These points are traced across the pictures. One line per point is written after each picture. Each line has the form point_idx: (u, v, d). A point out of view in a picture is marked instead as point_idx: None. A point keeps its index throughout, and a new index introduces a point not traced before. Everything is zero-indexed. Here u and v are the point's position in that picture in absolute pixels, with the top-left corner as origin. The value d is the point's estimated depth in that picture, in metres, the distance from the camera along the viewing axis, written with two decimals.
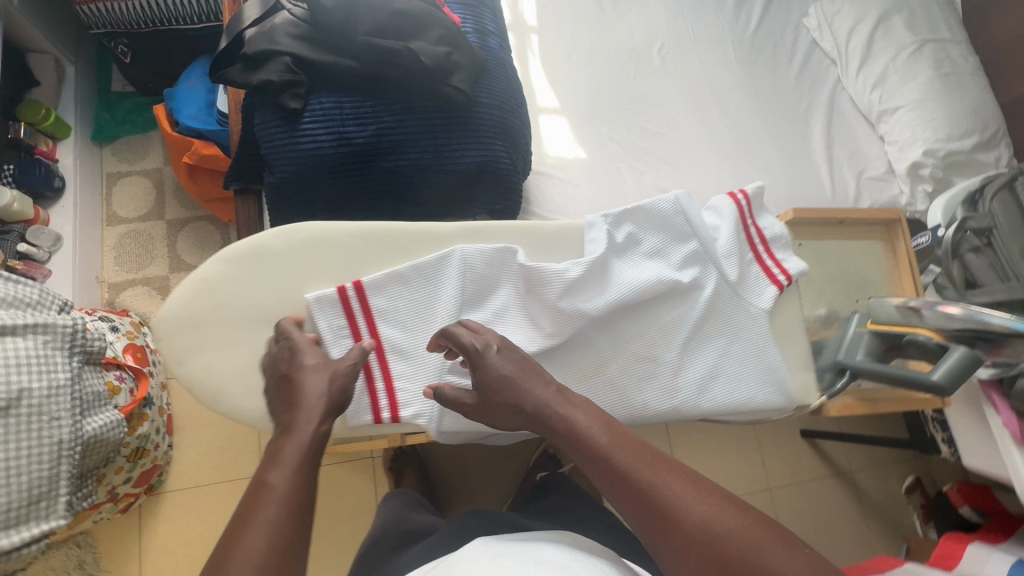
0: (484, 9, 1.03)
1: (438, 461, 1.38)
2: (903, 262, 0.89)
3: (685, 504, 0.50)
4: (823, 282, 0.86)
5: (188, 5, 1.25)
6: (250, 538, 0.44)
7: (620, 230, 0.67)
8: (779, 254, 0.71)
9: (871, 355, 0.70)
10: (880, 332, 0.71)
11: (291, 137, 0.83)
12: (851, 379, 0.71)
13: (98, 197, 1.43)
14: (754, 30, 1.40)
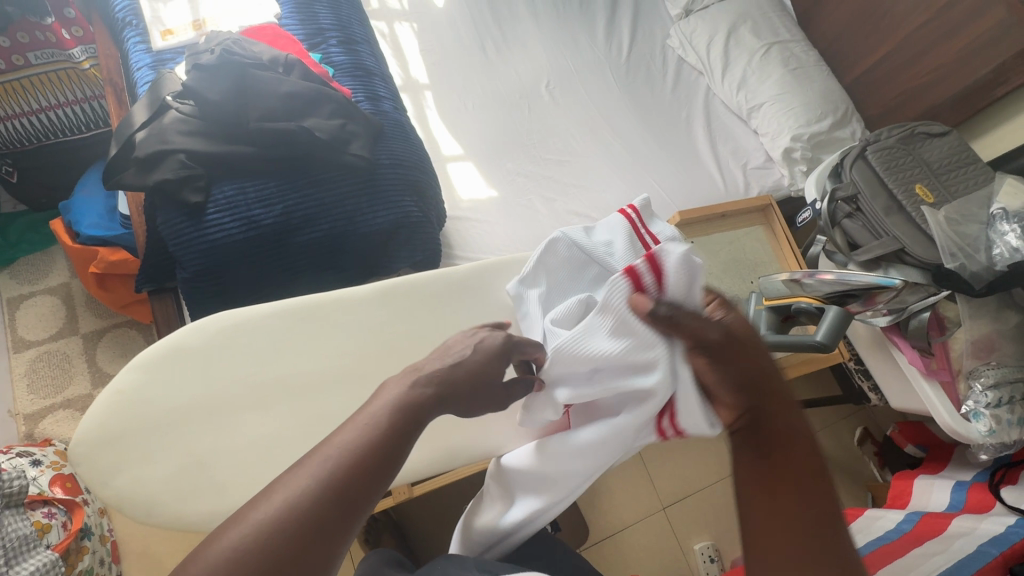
0: (373, 77, 1.09)
1: (413, 521, 1.35)
2: (784, 240, 1.03)
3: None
4: (719, 269, 0.99)
5: (74, 116, 1.24)
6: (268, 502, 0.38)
7: (534, 283, 0.71)
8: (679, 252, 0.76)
9: (772, 328, 0.79)
10: (773, 306, 0.79)
11: (197, 231, 0.84)
12: None
13: (1, 325, 1.34)
14: (627, 55, 1.54)
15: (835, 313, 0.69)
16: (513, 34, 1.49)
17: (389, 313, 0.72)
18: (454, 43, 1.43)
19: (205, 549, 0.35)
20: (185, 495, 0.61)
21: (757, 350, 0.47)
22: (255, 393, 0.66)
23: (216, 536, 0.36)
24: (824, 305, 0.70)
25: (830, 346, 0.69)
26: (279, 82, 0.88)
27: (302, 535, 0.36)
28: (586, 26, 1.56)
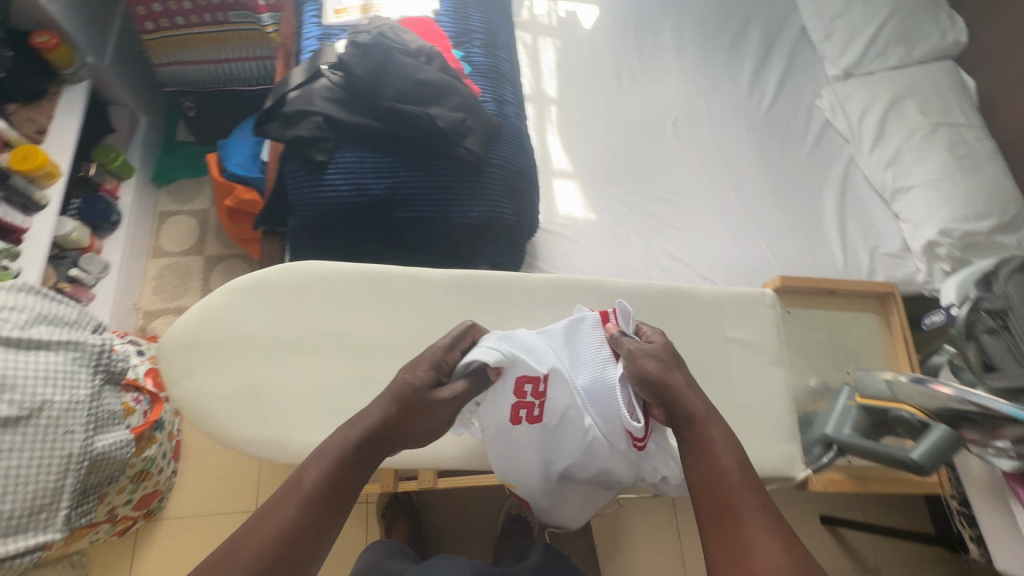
0: (504, 82, 1.13)
1: (431, 511, 1.36)
2: (899, 338, 0.92)
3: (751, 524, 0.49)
4: (811, 350, 0.92)
5: (249, 70, 1.43)
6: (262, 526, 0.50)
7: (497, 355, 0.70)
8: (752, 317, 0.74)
9: (858, 430, 0.77)
10: (867, 407, 0.78)
11: (313, 186, 0.92)
12: (837, 454, 0.77)
13: (149, 232, 1.57)
14: (768, 108, 1.45)
15: (941, 435, 0.68)
16: (653, 65, 1.48)
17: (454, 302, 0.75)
18: (591, 65, 1.44)
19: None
20: (231, 412, 0.67)
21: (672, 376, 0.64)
22: (321, 340, 0.71)
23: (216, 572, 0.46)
24: (931, 423, 0.69)
25: (925, 469, 0.68)
26: (416, 69, 0.94)
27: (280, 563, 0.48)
28: (731, 71, 1.50)
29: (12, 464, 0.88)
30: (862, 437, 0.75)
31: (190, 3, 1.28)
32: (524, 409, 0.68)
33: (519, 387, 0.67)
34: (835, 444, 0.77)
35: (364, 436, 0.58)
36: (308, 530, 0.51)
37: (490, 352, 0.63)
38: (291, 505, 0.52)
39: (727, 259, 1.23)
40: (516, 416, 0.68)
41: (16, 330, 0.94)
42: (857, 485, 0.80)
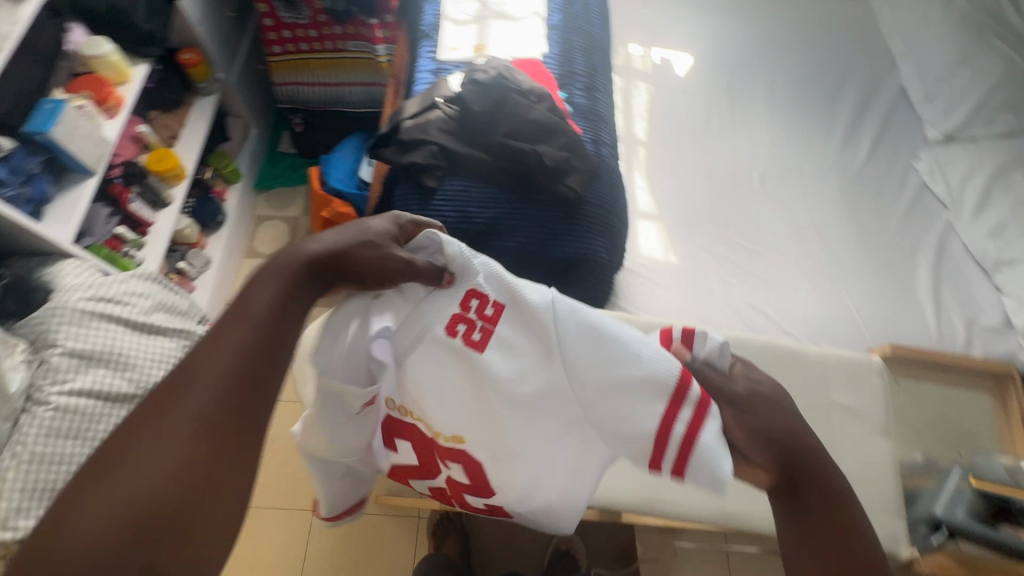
0: (602, 123, 1.17)
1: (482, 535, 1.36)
2: (1016, 422, 0.93)
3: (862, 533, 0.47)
4: (918, 427, 0.95)
5: (357, 94, 1.54)
6: (187, 401, 0.42)
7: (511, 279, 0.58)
8: (858, 381, 0.72)
9: (975, 515, 0.73)
10: (983, 492, 0.74)
11: (422, 209, 0.98)
12: (948, 537, 0.74)
13: (246, 234, 1.69)
14: (861, 166, 1.43)
15: None
16: (744, 115, 1.49)
17: None
18: (683, 111, 1.47)
19: (118, 473, 0.39)
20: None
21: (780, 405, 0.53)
22: None
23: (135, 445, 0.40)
24: None
25: None
26: (529, 109, 1.00)
27: (215, 472, 0.41)
28: (824, 126, 1.49)
29: None
30: (979, 523, 0.71)
31: (315, 32, 1.43)
32: (461, 324, 0.59)
33: (465, 298, 0.59)
34: (945, 526, 0.74)
35: (289, 292, 0.51)
36: (253, 402, 0.45)
37: (450, 243, 0.58)
38: (251, 373, 0.46)
39: (812, 315, 1.20)
40: (452, 332, 0.59)
41: (141, 314, 1.03)
42: None
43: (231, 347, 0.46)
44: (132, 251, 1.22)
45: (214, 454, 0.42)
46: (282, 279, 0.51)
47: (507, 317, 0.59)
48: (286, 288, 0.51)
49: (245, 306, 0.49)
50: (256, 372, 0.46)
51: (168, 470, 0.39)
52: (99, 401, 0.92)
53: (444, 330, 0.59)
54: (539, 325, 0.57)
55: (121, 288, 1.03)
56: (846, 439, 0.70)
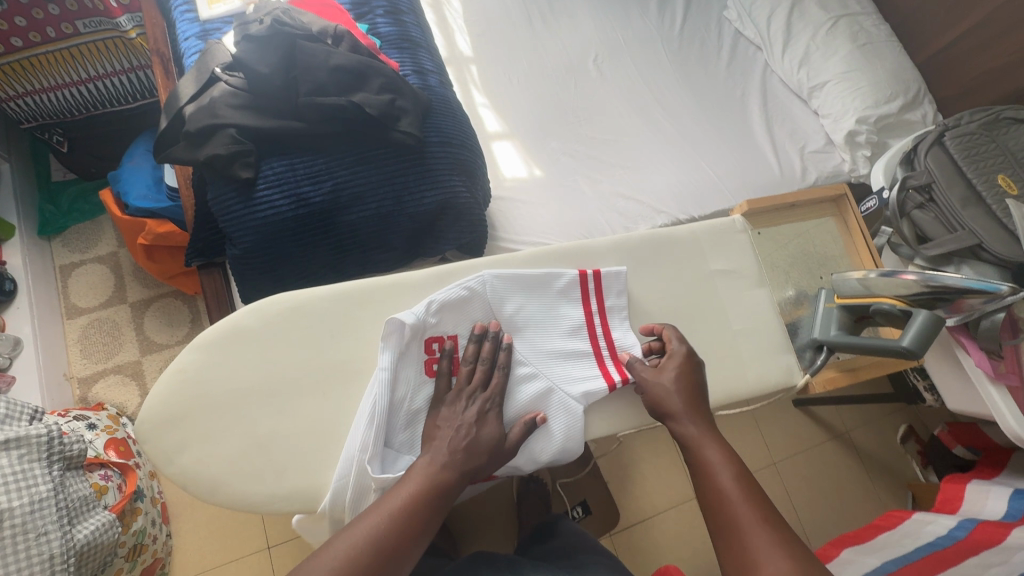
0: (419, 49, 1.05)
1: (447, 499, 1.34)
2: (857, 235, 1.08)
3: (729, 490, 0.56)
4: (787, 262, 1.03)
5: (122, 86, 1.25)
6: (314, 567, 0.50)
7: (509, 302, 0.68)
8: (730, 243, 0.76)
9: (844, 328, 0.84)
10: (846, 306, 0.85)
11: (246, 207, 0.83)
12: (828, 354, 0.84)
13: (55, 292, 1.39)
14: (681, 28, 1.45)
15: (925, 319, 0.73)
16: (562, 2, 1.42)
17: (453, 306, 0.66)
18: (501, 13, 1.37)
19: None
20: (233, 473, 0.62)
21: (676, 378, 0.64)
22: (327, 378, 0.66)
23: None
24: (914, 311, 0.74)
25: (915, 353, 0.73)
26: (328, 55, 0.85)
27: None
28: None
29: None
30: (848, 333, 0.82)
31: (25, 19, 1.07)
32: (433, 360, 0.66)
33: (426, 341, 0.65)
34: (825, 345, 0.85)
35: (418, 499, 0.56)
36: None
37: (448, 291, 0.66)
38: (383, 547, 0.52)
39: (677, 187, 1.25)
40: (429, 368, 0.65)
41: None
42: (849, 378, 0.90)
43: (364, 542, 0.52)
44: None
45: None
46: (420, 485, 0.56)
47: (522, 334, 0.68)
48: (419, 497, 0.56)
49: (411, 477, 0.57)
50: (387, 548, 0.52)
51: None
52: None
53: (422, 366, 0.65)
54: (531, 322, 0.68)
55: None
56: (733, 301, 0.74)
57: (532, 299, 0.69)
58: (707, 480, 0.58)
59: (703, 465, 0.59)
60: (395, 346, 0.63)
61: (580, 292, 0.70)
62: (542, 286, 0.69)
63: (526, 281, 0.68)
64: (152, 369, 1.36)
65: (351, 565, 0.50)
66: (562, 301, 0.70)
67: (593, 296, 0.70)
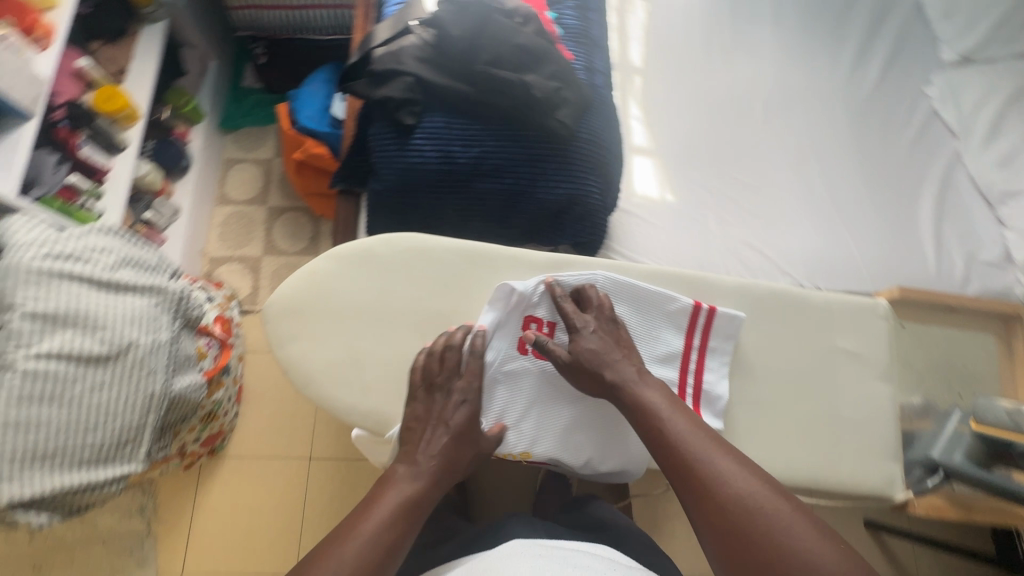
0: (595, 48, 1.06)
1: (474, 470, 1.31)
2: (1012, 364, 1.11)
3: (729, 479, 0.54)
4: None
5: (325, 19, 1.41)
6: None
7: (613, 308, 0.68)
8: (864, 325, 0.69)
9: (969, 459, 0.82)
10: (982, 434, 0.83)
11: (399, 150, 0.90)
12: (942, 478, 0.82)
13: (216, 178, 1.59)
14: (869, 93, 1.34)
15: None
16: (746, 36, 1.37)
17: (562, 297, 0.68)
18: (682, 33, 1.35)
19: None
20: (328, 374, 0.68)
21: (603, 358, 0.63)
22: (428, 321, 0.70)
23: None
24: None
25: None
26: (515, 33, 0.89)
27: None
28: (832, 49, 1.38)
29: (103, 399, 0.92)
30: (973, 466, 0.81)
31: None
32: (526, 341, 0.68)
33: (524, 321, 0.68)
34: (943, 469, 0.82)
35: (401, 507, 0.57)
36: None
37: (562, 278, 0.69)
38: (379, 550, 0.54)
39: (810, 254, 1.17)
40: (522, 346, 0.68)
41: (106, 271, 0.96)
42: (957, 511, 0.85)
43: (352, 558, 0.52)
44: (89, 201, 1.12)
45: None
46: (392, 510, 0.57)
47: None
48: (395, 514, 0.57)
49: (390, 486, 0.59)
50: (383, 549, 0.54)
51: None
52: (72, 363, 0.90)
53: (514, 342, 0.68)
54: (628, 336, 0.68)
55: (81, 245, 0.96)
56: (847, 387, 0.68)
57: (639, 313, 0.68)
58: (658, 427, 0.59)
59: (648, 409, 0.60)
60: (499, 311, 0.67)
61: (687, 322, 0.67)
62: (653, 304, 0.67)
63: (638, 294, 0.67)
64: (268, 268, 1.52)
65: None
66: (665, 325, 0.67)
67: (698, 331, 0.67)
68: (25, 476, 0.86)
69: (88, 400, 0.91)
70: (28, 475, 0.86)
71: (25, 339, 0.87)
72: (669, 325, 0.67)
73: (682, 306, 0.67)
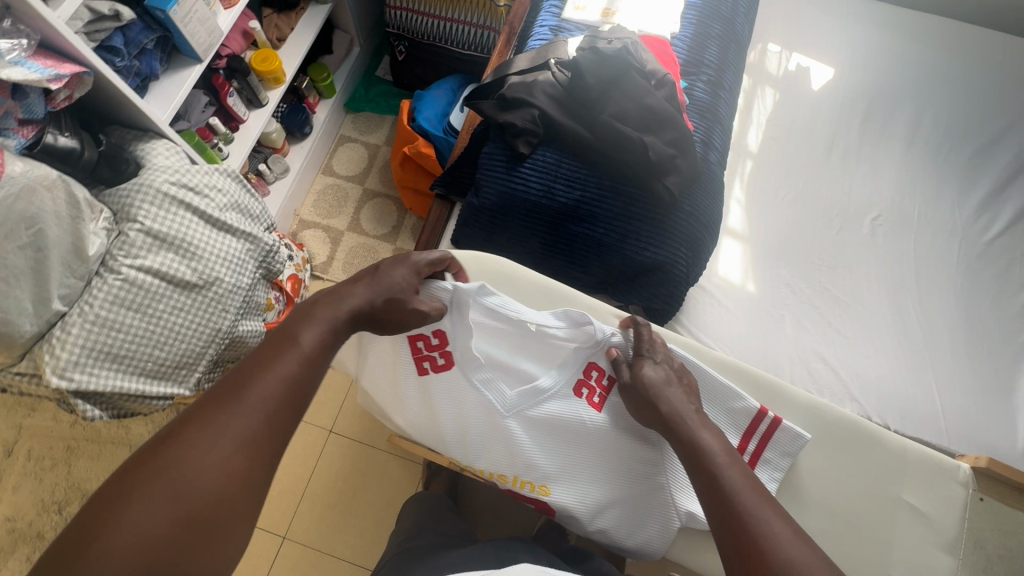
0: (717, 125, 1.07)
1: (474, 490, 1.31)
2: None
3: (777, 534, 0.50)
4: None
5: (463, 35, 1.49)
6: (190, 458, 0.47)
7: None
8: (937, 486, 0.65)
9: None
10: None
11: (506, 174, 0.93)
12: None
13: (326, 150, 1.70)
14: (993, 240, 1.26)
15: None
16: (872, 150, 1.33)
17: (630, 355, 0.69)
18: (806, 132, 1.33)
19: (92, 550, 0.42)
20: (387, 368, 0.72)
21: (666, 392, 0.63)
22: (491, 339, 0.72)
23: (128, 506, 0.44)
24: None
25: None
26: (646, 93, 0.92)
27: (237, 496, 0.48)
28: (963, 183, 1.31)
29: (179, 321, 1.00)
30: None
31: None
32: (584, 388, 0.70)
33: (586, 368, 0.70)
34: None
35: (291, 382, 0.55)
36: (226, 514, 0.47)
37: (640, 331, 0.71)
38: (273, 417, 0.52)
39: (886, 386, 1.10)
40: (577, 391, 0.70)
41: (216, 209, 1.04)
42: None
43: (228, 442, 0.49)
44: (220, 143, 1.24)
45: (193, 530, 0.45)
46: (281, 388, 0.54)
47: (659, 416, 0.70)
48: (281, 393, 0.54)
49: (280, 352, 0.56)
50: (275, 416, 0.53)
51: (157, 525, 0.44)
52: (163, 283, 0.98)
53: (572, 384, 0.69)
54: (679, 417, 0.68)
55: (203, 179, 1.04)
56: (902, 548, 0.63)
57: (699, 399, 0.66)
58: (705, 465, 0.57)
59: (702, 451, 0.58)
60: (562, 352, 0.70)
61: (746, 424, 0.65)
62: (715, 395, 0.66)
63: (704, 377, 0.66)
64: (346, 243, 1.60)
65: (215, 477, 0.47)
66: (724, 420, 0.65)
67: (755, 437, 0.64)
68: (96, 371, 0.92)
69: (166, 319, 0.98)
70: (93, 371, 0.91)
71: (133, 250, 0.94)
72: (727, 418, 0.65)
73: (747, 407, 0.64)
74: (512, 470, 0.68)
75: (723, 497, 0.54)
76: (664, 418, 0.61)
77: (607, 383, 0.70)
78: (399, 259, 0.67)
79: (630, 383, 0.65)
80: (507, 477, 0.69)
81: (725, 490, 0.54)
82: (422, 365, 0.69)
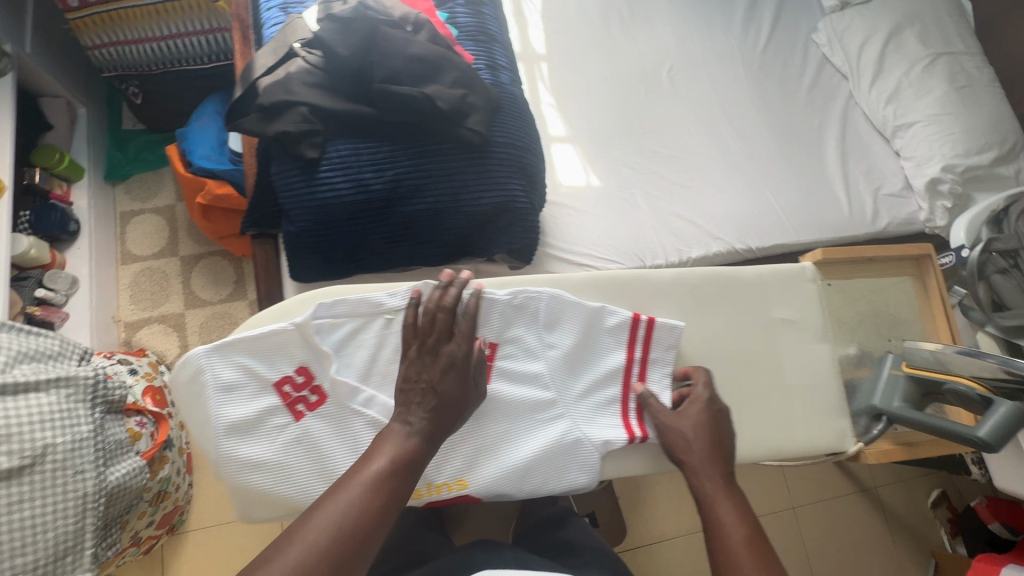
0: (495, 43, 1.03)
1: None
2: (934, 299, 0.98)
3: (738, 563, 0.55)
4: (858, 319, 0.95)
5: (198, 47, 1.28)
6: None
7: (556, 330, 0.72)
8: None
9: (907, 401, 0.82)
10: (913, 376, 0.83)
11: (308, 187, 0.83)
12: (886, 423, 0.83)
13: (113, 237, 1.44)
14: (764, 47, 1.38)
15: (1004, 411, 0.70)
16: (643, 8, 1.37)
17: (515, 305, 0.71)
18: (580, 15, 1.34)
19: None
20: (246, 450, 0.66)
21: (688, 432, 0.68)
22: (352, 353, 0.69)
23: None
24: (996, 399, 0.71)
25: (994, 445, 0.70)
26: (407, 43, 0.85)
27: None
28: (723, 8, 1.41)
29: (24, 517, 0.76)
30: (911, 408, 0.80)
31: None
32: None
33: None
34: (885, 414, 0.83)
35: (371, 505, 0.53)
36: None
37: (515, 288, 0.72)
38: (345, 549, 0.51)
39: (736, 213, 1.21)
40: None
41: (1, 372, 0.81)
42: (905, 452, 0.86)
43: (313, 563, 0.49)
44: None
45: None
46: (360, 510, 0.53)
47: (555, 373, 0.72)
48: (361, 518, 0.52)
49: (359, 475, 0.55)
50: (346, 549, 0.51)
51: None
52: None
53: None
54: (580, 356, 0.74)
55: None
56: None
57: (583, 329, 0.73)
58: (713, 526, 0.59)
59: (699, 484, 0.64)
60: None
61: (626, 335, 0.73)
62: (593, 322, 0.73)
63: (582, 309, 0.72)
64: (193, 323, 1.40)
65: None
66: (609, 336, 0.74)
67: (639, 342, 0.73)
68: None
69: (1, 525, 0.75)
70: None
71: None
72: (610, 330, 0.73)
73: (622, 320, 0.73)
74: (422, 481, 0.68)
75: (714, 543, 0.58)
76: (679, 454, 0.67)
77: (490, 351, 0.70)
78: (444, 335, 0.64)
79: (667, 415, 0.70)
80: (421, 489, 0.68)
81: (714, 535, 0.58)
82: (296, 409, 0.68)
